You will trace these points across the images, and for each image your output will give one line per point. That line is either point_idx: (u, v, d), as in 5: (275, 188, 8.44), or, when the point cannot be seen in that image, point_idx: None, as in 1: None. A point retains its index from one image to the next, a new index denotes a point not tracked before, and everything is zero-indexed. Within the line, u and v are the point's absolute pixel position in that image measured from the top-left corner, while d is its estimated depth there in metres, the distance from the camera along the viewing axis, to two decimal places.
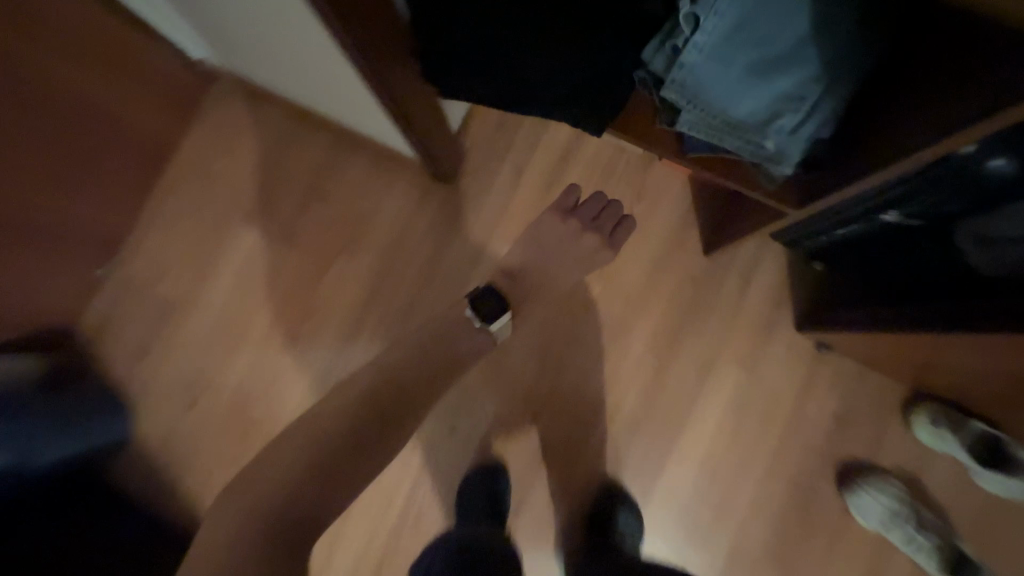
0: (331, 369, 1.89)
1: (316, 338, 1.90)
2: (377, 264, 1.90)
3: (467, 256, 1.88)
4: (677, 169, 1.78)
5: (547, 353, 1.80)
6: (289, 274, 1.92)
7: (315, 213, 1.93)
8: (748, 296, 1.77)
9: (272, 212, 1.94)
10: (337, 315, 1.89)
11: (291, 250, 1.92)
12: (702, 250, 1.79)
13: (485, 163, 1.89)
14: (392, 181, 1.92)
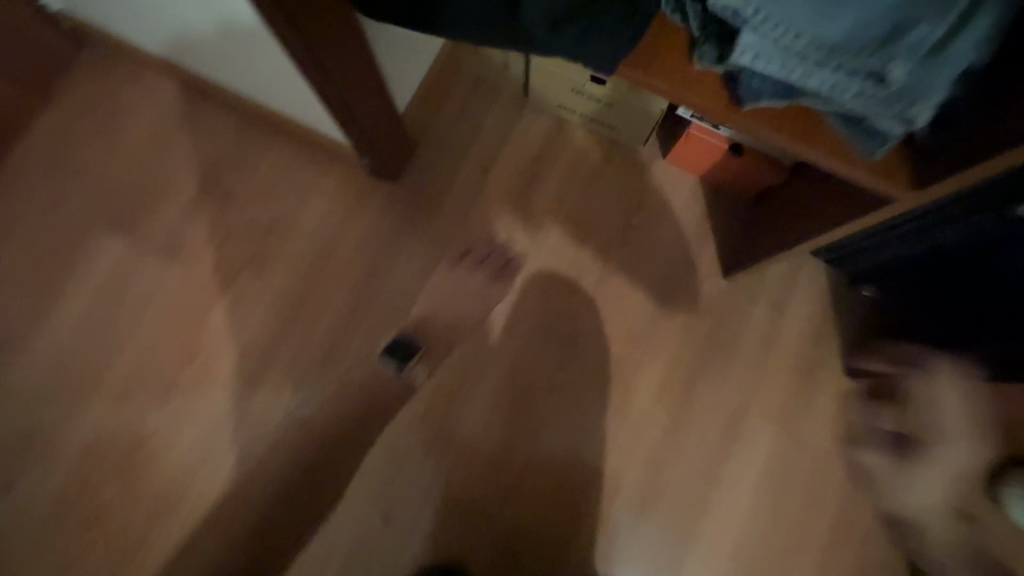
0: (223, 432, 1.36)
1: (204, 389, 1.37)
2: (292, 288, 1.40)
3: (415, 277, 1.40)
4: (687, 167, 1.39)
5: (522, 408, 1.33)
6: (172, 300, 1.40)
7: (212, 219, 1.43)
8: (781, 331, 1.36)
9: (152, 216, 1.44)
10: (233, 356, 1.38)
11: (173, 267, 1.42)
12: (720, 271, 1.38)
13: (441, 156, 1.44)
14: (317, 178, 1.44)
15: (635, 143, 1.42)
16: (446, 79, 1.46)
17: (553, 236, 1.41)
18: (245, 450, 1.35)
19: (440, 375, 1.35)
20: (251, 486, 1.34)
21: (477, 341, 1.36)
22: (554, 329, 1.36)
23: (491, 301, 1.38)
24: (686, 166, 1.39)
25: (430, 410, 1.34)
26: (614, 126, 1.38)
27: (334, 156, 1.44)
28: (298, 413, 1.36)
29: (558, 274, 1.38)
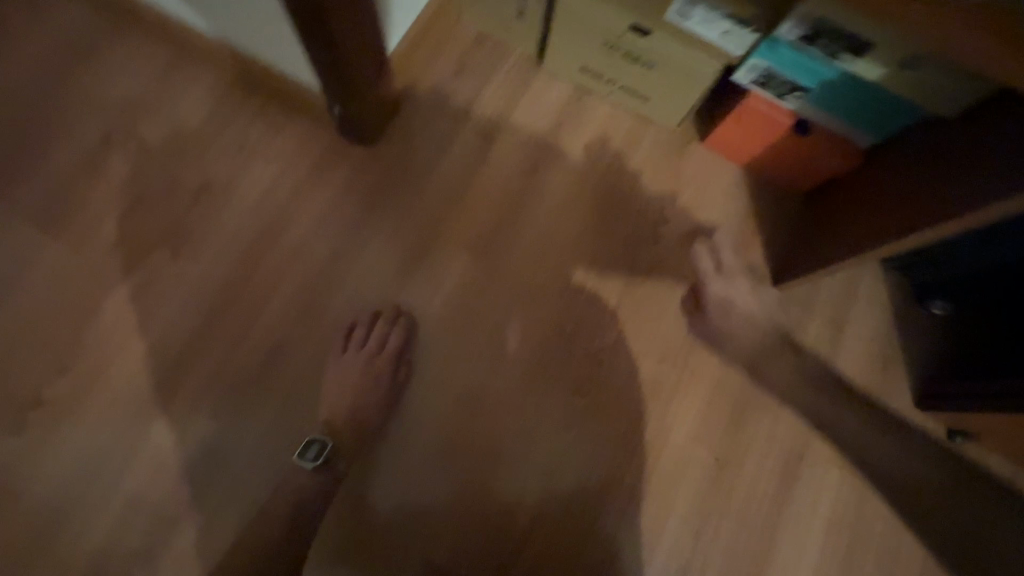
0: (107, 472, 0.96)
1: (88, 409, 0.98)
2: (221, 276, 1.03)
3: (393, 269, 1.07)
4: (732, 150, 1.15)
5: (529, 445, 1.03)
6: (51, 285, 1.02)
7: (118, 179, 1.06)
8: (843, 352, 1.11)
9: (33, 169, 1.06)
10: (129, 364, 0.99)
11: (55, 239, 1.03)
12: (772, 279, 1.12)
13: (432, 122, 1.14)
14: (268, 136, 1.10)
15: (669, 124, 1.17)
16: (443, 30, 1.18)
17: (569, 224, 1.12)
18: (137, 496, 0.96)
19: (421, 399, 1.03)
20: (144, 548, 0.95)
21: (471, 356, 1.05)
22: (569, 341, 1.07)
23: (490, 305, 1.07)
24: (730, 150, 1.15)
25: (408, 446, 1.01)
26: (647, 97, 1.13)
27: (292, 111, 1.11)
28: (220, 446, 0.98)
29: (576, 273, 1.10)
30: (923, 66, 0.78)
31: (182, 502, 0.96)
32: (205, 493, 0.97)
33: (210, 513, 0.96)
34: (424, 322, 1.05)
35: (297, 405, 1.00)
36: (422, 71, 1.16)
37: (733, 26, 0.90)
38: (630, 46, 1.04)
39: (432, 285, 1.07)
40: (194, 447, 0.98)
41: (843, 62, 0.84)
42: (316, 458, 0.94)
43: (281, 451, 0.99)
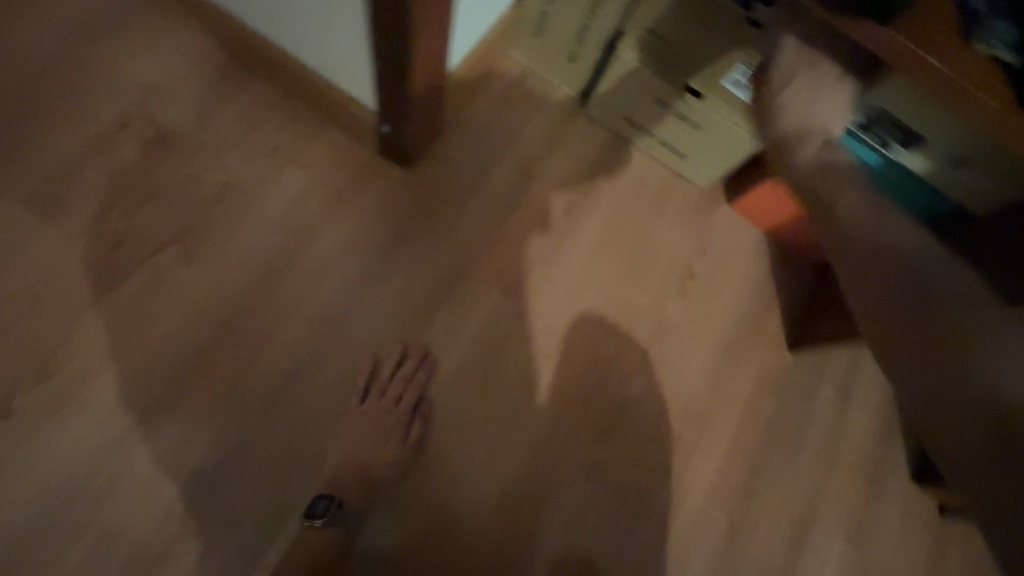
0: (85, 490, 0.87)
1: (72, 417, 0.88)
2: (240, 287, 0.96)
3: (421, 297, 1.03)
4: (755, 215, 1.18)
5: (547, 492, 1.00)
6: (39, 277, 0.92)
7: (132, 168, 0.98)
8: (850, 422, 1.13)
9: (38, 148, 0.97)
10: (122, 373, 0.91)
11: (51, 226, 0.94)
12: (785, 341, 1.14)
13: (473, 150, 1.12)
14: (302, 145, 1.05)
15: (703, 183, 1.19)
16: (491, 62, 1.17)
17: (600, 269, 1.11)
18: (115, 520, 0.87)
19: (439, 437, 0.99)
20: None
21: (495, 395, 1.02)
22: (593, 389, 1.05)
23: (518, 344, 1.05)
24: (758, 215, 1.17)
25: (423, 484, 0.97)
26: (686, 156, 1.15)
27: (331, 123, 1.06)
28: (223, 470, 0.91)
29: (604, 319, 1.09)
30: (967, 165, 0.83)
31: (173, 529, 0.88)
32: (200, 521, 0.89)
33: (201, 542, 0.88)
34: (450, 356, 1.02)
35: (309, 433, 0.94)
36: (467, 99, 1.15)
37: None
38: (681, 106, 1.06)
39: (460, 317, 1.03)
40: (184, 470, 0.90)
41: (888, 153, 0.89)
42: (326, 510, 0.87)
43: (288, 481, 0.92)
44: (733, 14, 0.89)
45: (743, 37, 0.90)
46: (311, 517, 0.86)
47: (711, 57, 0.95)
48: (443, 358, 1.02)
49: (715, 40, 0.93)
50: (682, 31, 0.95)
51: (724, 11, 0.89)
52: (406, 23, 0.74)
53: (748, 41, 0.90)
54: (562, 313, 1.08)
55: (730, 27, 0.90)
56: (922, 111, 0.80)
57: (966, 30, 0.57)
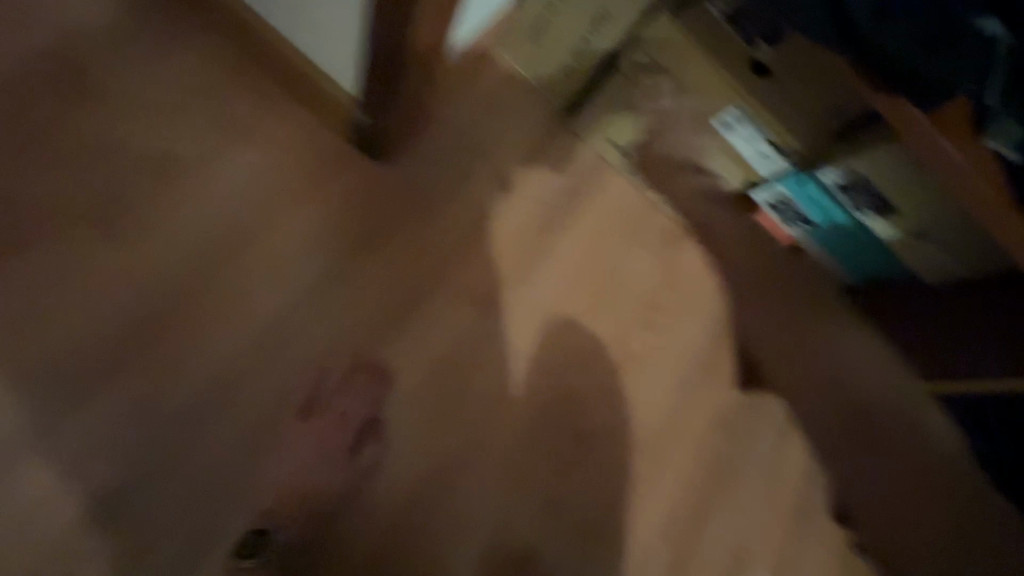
0: None
1: None
2: (173, 278, 0.86)
3: (383, 306, 0.94)
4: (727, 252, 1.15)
5: (499, 522, 0.95)
6: None
7: (58, 127, 0.86)
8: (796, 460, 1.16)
9: None
10: (25, 363, 0.79)
11: None
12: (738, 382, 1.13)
13: (454, 150, 1.04)
14: (258, 120, 0.93)
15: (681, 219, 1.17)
16: (476, 60, 1.10)
17: (574, 291, 1.08)
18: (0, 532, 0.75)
19: (390, 461, 0.91)
20: None
21: (453, 417, 0.95)
22: (556, 415, 1.02)
23: (483, 365, 0.98)
24: (728, 257, 1.16)
25: (367, 511, 0.89)
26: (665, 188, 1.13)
27: (297, 100, 0.95)
28: (135, 489, 0.80)
29: (571, 345, 1.06)
30: (926, 238, 0.89)
31: (66, 554, 0.76)
32: (103, 546, 0.78)
33: (104, 562, 0.78)
34: (409, 373, 0.94)
35: (245, 450, 0.84)
36: (453, 94, 1.07)
37: (773, 151, 0.94)
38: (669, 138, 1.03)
39: (423, 332, 0.96)
40: (90, 480, 0.78)
41: (859, 215, 0.93)
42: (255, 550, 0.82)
43: (212, 505, 0.82)
44: (737, 54, 0.88)
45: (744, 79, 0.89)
46: (238, 558, 0.82)
47: (711, 88, 0.92)
48: (402, 372, 0.93)
49: (714, 77, 0.90)
50: (682, 62, 0.92)
51: (729, 50, 0.88)
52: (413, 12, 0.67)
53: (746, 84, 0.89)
54: (531, 333, 1.03)
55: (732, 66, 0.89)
56: (898, 181, 0.85)
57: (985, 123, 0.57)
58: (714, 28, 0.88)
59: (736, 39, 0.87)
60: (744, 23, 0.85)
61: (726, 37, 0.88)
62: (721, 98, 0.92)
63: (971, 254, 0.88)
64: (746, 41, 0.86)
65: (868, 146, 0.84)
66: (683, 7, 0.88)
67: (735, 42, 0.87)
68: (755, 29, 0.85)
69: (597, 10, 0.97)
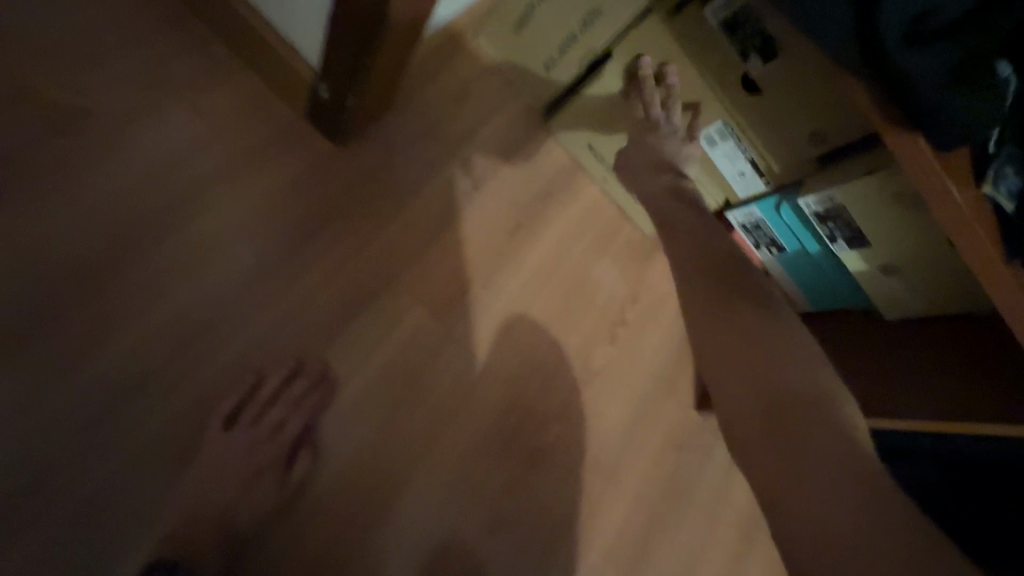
0: None
1: None
2: (75, 257, 0.73)
3: (329, 305, 0.84)
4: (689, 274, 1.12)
5: (441, 550, 0.87)
6: None
7: None
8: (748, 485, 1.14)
9: None
10: None
11: None
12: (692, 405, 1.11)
13: (421, 138, 0.96)
14: (197, 83, 0.81)
15: (650, 231, 1.12)
16: (453, 43, 1.01)
17: (539, 299, 1.01)
18: None
19: (325, 477, 0.81)
20: None
21: (400, 432, 0.86)
22: (513, 430, 0.95)
23: (437, 375, 0.90)
24: None
25: (293, 533, 0.80)
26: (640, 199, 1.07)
27: (245, 65, 0.83)
28: (8, 506, 0.67)
29: (532, 357, 0.99)
30: (896, 275, 0.86)
31: None
32: None
33: None
34: (352, 381, 0.84)
35: (153, 462, 0.72)
36: (424, 78, 0.98)
37: (751, 168, 0.92)
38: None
39: (374, 336, 0.86)
40: None
41: (832, 245, 0.90)
42: None
43: (105, 527, 0.70)
44: (728, 66, 0.83)
45: (732, 94, 0.85)
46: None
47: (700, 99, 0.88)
48: (345, 377, 0.84)
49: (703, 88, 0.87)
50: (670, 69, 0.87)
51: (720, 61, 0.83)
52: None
53: (734, 100, 0.86)
54: (492, 341, 0.96)
55: (722, 80, 0.85)
56: (876, 215, 0.81)
57: (982, 171, 0.54)
58: (708, 35, 0.82)
59: (728, 48, 0.81)
60: (739, 32, 0.78)
61: (719, 45, 0.81)
62: (707, 110, 0.89)
63: (941, 296, 0.85)
64: (738, 53, 0.80)
65: (849, 177, 0.79)
66: (679, 8, 0.83)
67: (727, 52, 0.81)
68: (749, 39, 0.77)
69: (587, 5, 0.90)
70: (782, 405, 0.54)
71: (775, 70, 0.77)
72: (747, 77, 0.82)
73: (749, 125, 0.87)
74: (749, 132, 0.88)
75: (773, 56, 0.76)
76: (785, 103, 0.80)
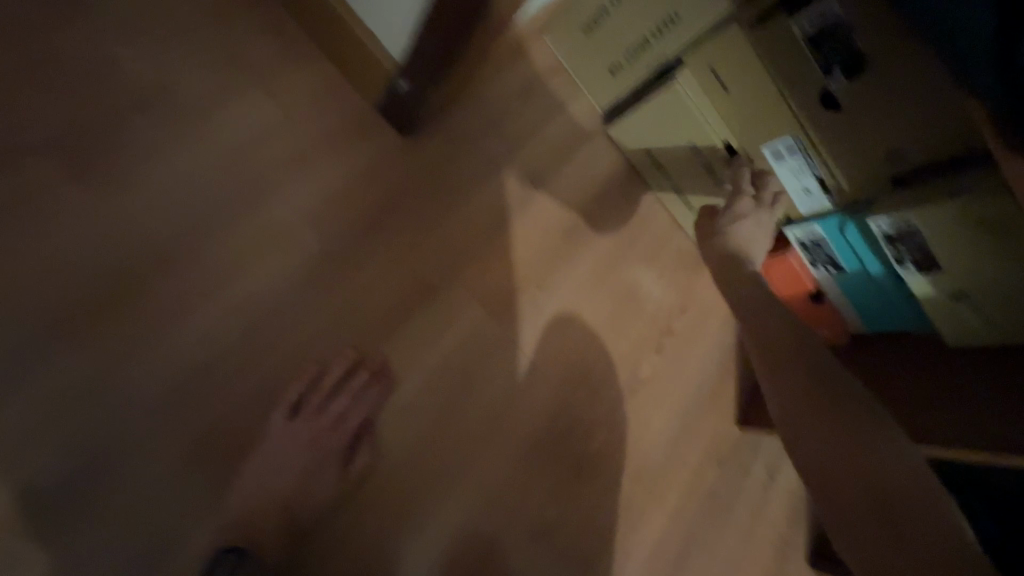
0: None
1: None
2: (147, 236, 0.73)
3: (390, 300, 0.84)
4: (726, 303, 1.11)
5: (485, 550, 0.87)
6: None
7: (35, 41, 0.71)
8: (788, 508, 1.12)
9: None
10: None
11: None
12: (735, 420, 1.10)
13: (486, 135, 0.95)
14: (273, 68, 0.80)
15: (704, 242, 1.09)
16: (519, 40, 1.00)
17: (593, 303, 1.00)
18: None
19: (378, 472, 0.81)
20: None
21: (451, 430, 0.86)
22: (562, 435, 0.94)
23: (489, 376, 0.90)
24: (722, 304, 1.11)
25: (344, 528, 0.79)
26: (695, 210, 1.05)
27: (322, 53, 0.83)
28: (75, 485, 0.67)
29: (582, 363, 0.98)
30: (966, 302, 0.84)
31: None
32: (26, 551, 0.65)
33: (30, 568, 0.65)
34: (409, 375, 0.84)
35: (213, 449, 0.72)
36: (493, 74, 0.97)
37: (819, 188, 0.87)
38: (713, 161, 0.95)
39: (430, 334, 0.86)
40: (25, 463, 0.66)
41: (899, 268, 0.88)
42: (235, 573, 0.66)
43: (164, 511, 0.70)
44: (807, 83, 0.78)
45: (809, 113, 0.80)
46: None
47: (772, 117, 0.84)
48: (402, 371, 0.83)
49: (778, 105, 0.82)
50: (743, 83, 0.83)
51: (801, 78, 0.78)
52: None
53: (811, 120, 0.81)
54: (547, 345, 0.95)
55: (800, 99, 0.79)
56: (953, 241, 0.79)
57: None
58: (789, 54, 0.76)
59: (809, 66, 0.76)
60: (826, 48, 0.73)
61: (798, 62, 0.76)
62: (779, 128, 0.84)
63: (1010, 325, 0.84)
64: (820, 70, 0.75)
65: (926, 201, 0.76)
66: (762, 19, 0.76)
67: (807, 69, 0.76)
68: (836, 54, 0.73)
69: (664, 12, 0.84)
70: (870, 454, 0.56)
71: (862, 87, 0.73)
72: (828, 96, 0.77)
73: (826, 145, 0.82)
74: (823, 151, 0.83)
75: (863, 72, 0.72)
76: (871, 121, 0.76)
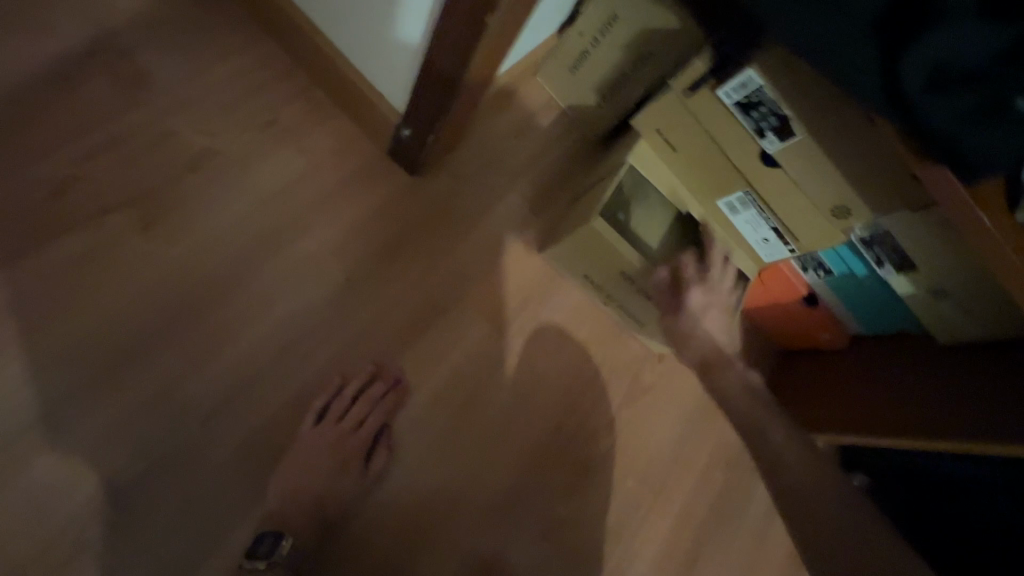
0: None
1: None
2: (199, 273, 0.87)
3: (403, 322, 0.95)
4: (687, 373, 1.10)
5: (495, 548, 0.94)
6: None
7: (111, 118, 0.88)
8: None
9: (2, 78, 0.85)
10: (57, 342, 0.80)
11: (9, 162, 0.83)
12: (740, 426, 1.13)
13: (486, 170, 1.06)
14: (301, 128, 0.95)
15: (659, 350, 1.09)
16: (513, 85, 1.12)
17: (591, 317, 1.08)
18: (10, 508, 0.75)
19: (397, 472, 0.91)
20: None
21: (463, 435, 0.95)
22: (567, 439, 1.02)
23: (495, 389, 0.99)
24: None
25: (366, 523, 0.89)
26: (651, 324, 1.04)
27: (341, 111, 0.97)
28: (140, 484, 0.79)
29: (583, 373, 1.05)
30: (946, 300, 0.87)
31: (69, 543, 0.76)
32: (102, 538, 0.77)
33: (106, 552, 0.77)
34: (422, 386, 0.94)
35: (252, 453, 0.84)
36: (491, 115, 1.09)
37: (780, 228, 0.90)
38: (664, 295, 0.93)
39: (440, 351, 0.96)
40: (102, 464, 0.79)
41: (879, 269, 0.92)
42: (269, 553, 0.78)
43: (213, 507, 0.81)
44: (747, 141, 0.83)
45: (756, 163, 0.85)
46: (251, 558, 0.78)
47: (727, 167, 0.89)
48: (417, 383, 0.94)
49: (724, 160, 0.89)
50: (689, 141, 0.90)
51: (742, 135, 0.83)
52: (477, 36, 0.70)
53: (758, 170, 0.85)
54: (549, 356, 1.03)
55: (743, 154, 0.85)
56: (919, 244, 0.82)
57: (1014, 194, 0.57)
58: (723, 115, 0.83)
59: (744, 128, 0.82)
60: (756, 113, 0.79)
61: (733, 124, 0.83)
62: (730, 181, 0.90)
63: (992, 317, 0.86)
64: (755, 131, 0.80)
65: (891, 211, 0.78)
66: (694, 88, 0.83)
67: (743, 130, 0.82)
68: (767, 118, 0.78)
69: (638, 51, 0.96)
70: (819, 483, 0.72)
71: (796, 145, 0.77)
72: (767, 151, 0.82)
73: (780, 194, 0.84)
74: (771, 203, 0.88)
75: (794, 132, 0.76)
76: (811, 171, 0.79)
